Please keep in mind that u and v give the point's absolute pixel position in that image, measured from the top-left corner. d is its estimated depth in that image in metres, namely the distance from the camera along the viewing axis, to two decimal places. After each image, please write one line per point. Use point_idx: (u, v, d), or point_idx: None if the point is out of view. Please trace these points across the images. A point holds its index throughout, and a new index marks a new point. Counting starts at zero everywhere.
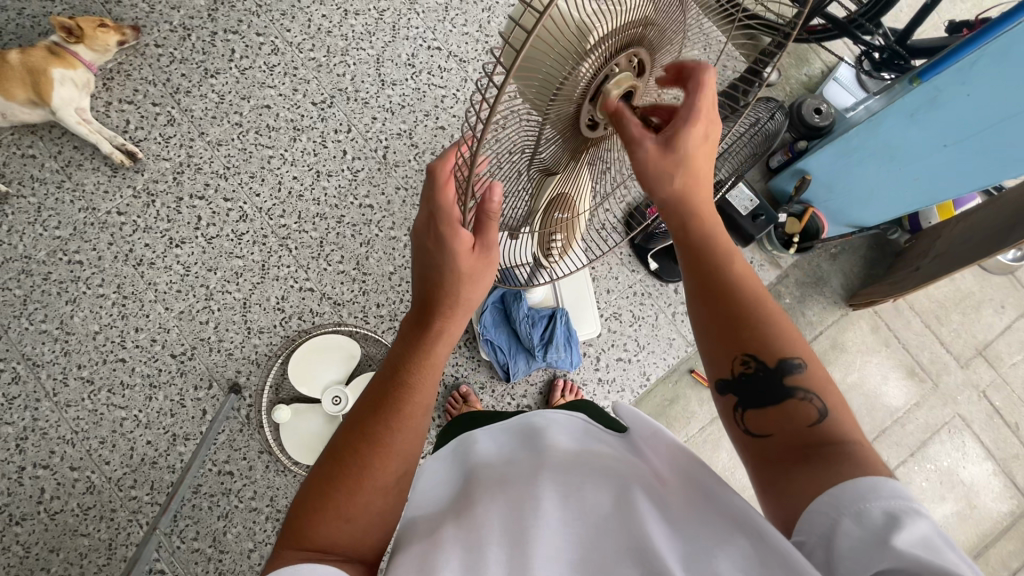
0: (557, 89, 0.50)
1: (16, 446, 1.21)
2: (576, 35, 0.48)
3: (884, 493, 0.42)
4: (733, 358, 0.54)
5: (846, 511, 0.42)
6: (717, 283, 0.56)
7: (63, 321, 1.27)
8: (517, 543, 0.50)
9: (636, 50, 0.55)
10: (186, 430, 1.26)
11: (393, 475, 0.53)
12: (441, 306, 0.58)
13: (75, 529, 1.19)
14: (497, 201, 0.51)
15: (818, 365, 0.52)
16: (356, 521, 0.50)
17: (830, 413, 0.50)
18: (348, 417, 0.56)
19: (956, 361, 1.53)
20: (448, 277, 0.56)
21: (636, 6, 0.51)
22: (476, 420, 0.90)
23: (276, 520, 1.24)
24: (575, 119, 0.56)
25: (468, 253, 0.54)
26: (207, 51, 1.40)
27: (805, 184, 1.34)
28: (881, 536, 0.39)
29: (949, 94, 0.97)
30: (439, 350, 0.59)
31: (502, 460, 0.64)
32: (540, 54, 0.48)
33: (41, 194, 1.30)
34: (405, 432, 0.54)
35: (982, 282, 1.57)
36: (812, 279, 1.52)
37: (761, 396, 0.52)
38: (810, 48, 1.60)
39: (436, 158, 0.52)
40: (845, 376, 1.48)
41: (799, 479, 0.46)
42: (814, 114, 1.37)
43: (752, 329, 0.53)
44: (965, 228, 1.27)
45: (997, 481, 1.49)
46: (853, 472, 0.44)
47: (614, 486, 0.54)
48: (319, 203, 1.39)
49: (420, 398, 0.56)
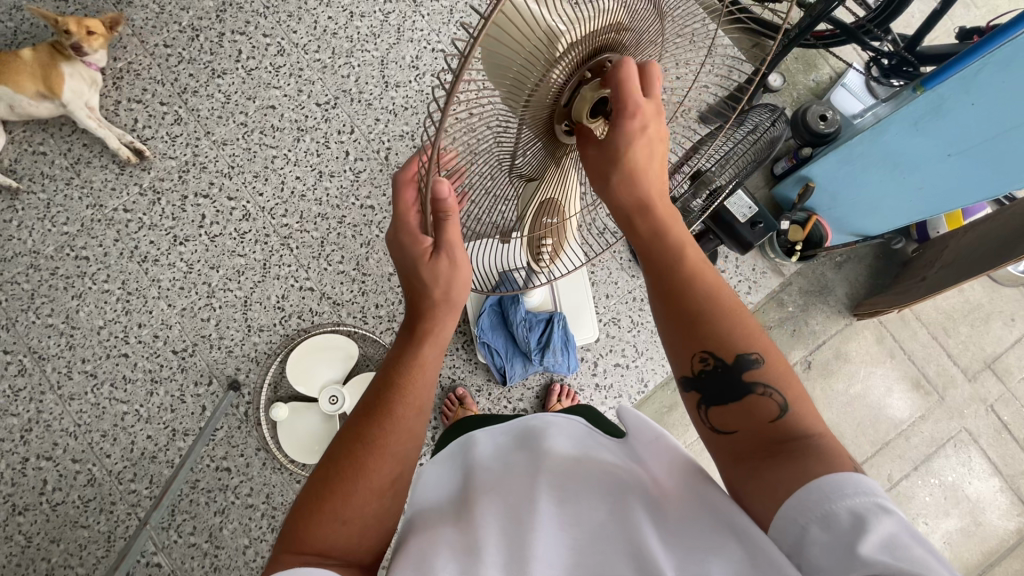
0: (528, 93, 0.51)
1: (21, 437, 1.23)
2: (546, 39, 0.49)
3: (847, 492, 0.43)
4: (693, 355, 0.54)
5: (812, 516, 0.43)
6: (676, 278, 0.55)
7: (69, 315, 1.29)
8: (516, 547, 0.49)
9: (609, 55, 0.54)
10: (186, 425, 1.28)
11: (388, 476, 0.53)
12: (425, 306, 0.57)
13: (76, 520, 1.21)
14: (443, 194, 0.46)
15: (776, 356, 0.53)
16: (351, 524, 0.50)
17: (790, 407, 0.50)
18: (346, 425, 0.56)
19: (963, 374, 1.50)
20: (424, 283, 0.55)
21: (608, 12, 0.52)
22: (466, 426, 0.89)
23: (271, 518, 1.25)
24: (549, 126, 0.57)
25: (426, 257, 0.54)
26: (215, 52, 1.41)
27: (809, 191, 1.31)
28: (848, 538, 0.40)
29: (951, 106, 0.96)
30: (430, 355, 0.58)
31: (499, 460, 0.62)
32: (508, 55, 0.49)
33: (51, 190, 1.32)
34: (397, 436, 0.54)
35: (992, 294, 1.54)
36: (816, 288, 1.49)
37: (722, 393, 0.53)
38: (818, 53, 1.58)
39: (400, 168, 0.54)
40: (848, 387, 1.46)
41: (768, 478, 0.47)
42: (820, 121, 1.35)
43: (706, 329, 0.53)
44: (973, 238, 1.24)
45: (1004, 497, 1.46)
46: (818, 469, 0.45)
47: (613, 491, 0.53)
48: (321, 203, 1.40)
49: (410, 398, 0.56)
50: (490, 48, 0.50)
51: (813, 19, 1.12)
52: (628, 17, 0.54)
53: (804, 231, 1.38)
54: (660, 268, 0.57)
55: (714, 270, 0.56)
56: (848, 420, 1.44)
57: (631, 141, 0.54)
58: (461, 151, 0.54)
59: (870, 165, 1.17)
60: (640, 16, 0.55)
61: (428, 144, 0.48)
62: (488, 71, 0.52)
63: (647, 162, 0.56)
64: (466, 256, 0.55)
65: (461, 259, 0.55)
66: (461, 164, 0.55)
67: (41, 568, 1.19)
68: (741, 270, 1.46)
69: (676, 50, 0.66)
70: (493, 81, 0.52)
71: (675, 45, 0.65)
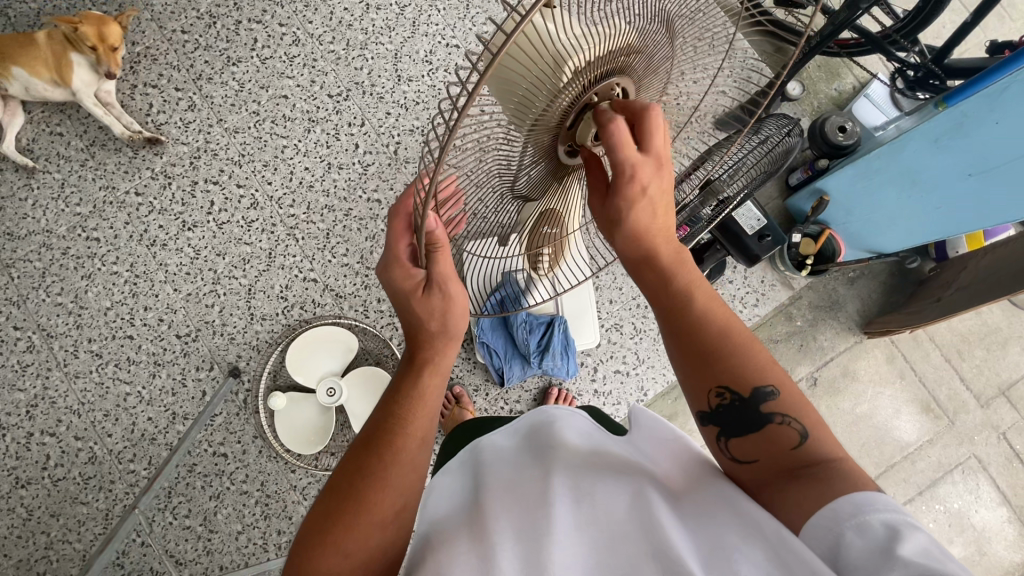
0: (532, 118, 0.50)
1: (27, 412, 1.26)
2: (552, 65, 0.48)
3: (877, 506, 0.42)
4: (708, 391, 0.53)
5: (847, 523, 0.42)
6: (692, 308, 0.54)
7: (77, 295, 1.31)
8: (532, 547, 0.49)
9: (618, 79, 0.53)
10: (186, 409, 1.30)
11: (391, 508, 0.52)
12: (428, 339, 0.57)
13: (75, 496, 1.23)
14: (433, 230, 0.49)
15: (791, 386, 0.52)
16: (354, 556, 0.50)
17: (810, 432, 0.50)
18: (345, 456, 0.56)
19: (976, 399, 1.45)
20: (420, 319, 0.56)
21: (620, 35, 0.51)
22: (470, 428, 0.90)
23: (265, 505, 1.26)
24: (552, 147, 0.56)
25: (417, 295, 0.55)
26: (231, 40, 1.42)
27: (822, 205, 1.27)
28: (885, 548, 0.39)
29: (973, 123, 0.94)
30: (431, 385, 0.57)
31: (511, 460, 0.61)
32: (517, 77, 0.48)
33: (65, 170, 1.34)
34: (400, 467, 0.53)
35: (1011, 318, 1.49)
36: (827, 303, 1.46)
37: (741, 425, 0.51)
38: (842, 62, 1.53)
39: (395, 200, 0.56)
40: (854, 406, 1.42)
41: (792, 496, 0.46)
42: (838, 132, 1.30)
43: (722, 364, 0.52)
44: (991, 262, 1.20)
45: (1012, 528, 1.41)
46: (844, 487, 0.44)
47: (629, 485, 0.51)
48: (328, 195, 1.40)
49: (412, 429, 0.55)
50: (500, 69, 0.48)
51: (835, 27, 1.08)
52: (643, 32, 0.53)
53: (817, 245, 1.34)
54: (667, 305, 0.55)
55: (706, 286, 0.55)
56: (852, 440, 1.41)
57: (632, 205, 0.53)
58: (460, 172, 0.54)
59: (887, 182, 1.15)
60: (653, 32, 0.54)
61: (423, 173, 0.48)
62: (496, 93, 0.52)
63: (654, 226, 0.54)
64: (461, 290, 0.56)
65: (456, 292, 0.55)
66: (461, 185, 0.55)
67: (40, 542, 1.21)
68: (749, 282, 1.43)
69: (694, 54, 0.64)
70: (498, 99, 0.52)
71: (693, 51, 0.62)
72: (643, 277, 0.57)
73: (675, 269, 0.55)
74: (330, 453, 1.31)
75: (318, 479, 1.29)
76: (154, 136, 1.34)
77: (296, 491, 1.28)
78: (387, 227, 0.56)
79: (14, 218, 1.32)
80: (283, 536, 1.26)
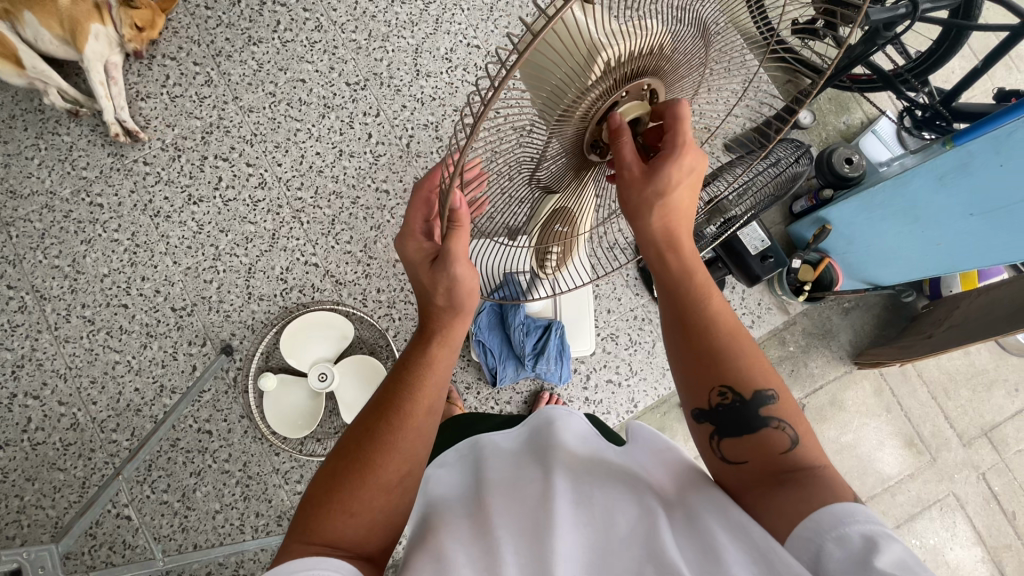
0: (561, 109, 0.51)
1: (12, 372, 1.24)
2: (587, 53, 0.48)
3: (858, 518, 0.43)
4: (710, 389, 0.54)
5: (828, 535, 0.42)
6: (690, 314, 0.56)
7: (75, 260, 1.30)
8: (530, 542, 0.48)
9: (649, 79, 0.54)
10: (174, 383, 1.28)
11: (397, 473, 0.53)
12: (442, 315, 0.59)
13: (54, 462, 1.22)
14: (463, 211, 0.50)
15: (786, 394, 0.54)
16: (360, 517, 0.51)
17: (800, 440, 0.51)
18: (354, 420, 0.57)
19: (959, 438, 1.47)
20: (428, 289, 0.59)
21: (653, 35, 0.51)
22: (463, 424, 0.90)
23: (246, 487, 1.25)
24: (579, 140, 0.56)
25: (426, 265, 0.59)
26: (254, 20, 1.43)
27: (824, 233, 1.31)
28: (863, 559, 0.40)
29: (977, 164, 0.97)
30: (440, 354, 0.59)
31: (512, 460, 0.61)
32: (550, 68, 0.49)
33: (75, 134, 1.33)
34: (408, 433, 0.54)
35: (997, 360, 1.52)
36: (820, 331, 1.48)
37: (736, 427, 0.52)
38: (852, 96, 1.56)
39: (422, 176, 0.61)
40: (839, 436, 1.43)
41: (782, 501, 0.47)
42: (845, 164, 1.33)
43: (724, 364, 0.54)
44: (984, 303, 1.23)
45: (984, 568, 1.43)
46: (829, 497, 0.45)
47: (626, 493, 0.52)
48: (337, 181, 1.40)
49: (422, 397, 0.56)
50: (533, 64, 0.50)
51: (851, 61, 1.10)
52: (673, 34, 0.53)
53: (815, 272, 1.36)
54: (682, 300, 0.57)
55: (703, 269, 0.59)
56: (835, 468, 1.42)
57: (672, 185, 0.56)
58: (485, 156, 0.55)
59: (889, 215, 1.17)
60: (683, 37, 0.55)
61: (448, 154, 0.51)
62: (528, 82, 0.52)
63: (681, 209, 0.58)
64: (469, 269, 0.57)
65: (463, 273, 0.57)
66: (484, 170, 0.57)
67: (13, 505, 1.19)
68: (746, 303, 1.44)
69: (718, 77, 0.67)
70: (531, 90, 0.52)
71: (713, 73, 0.64)
72: (665, 263, 0.59)
73: (689, 269, 0.58)
74: (316, 439, 1.30)
75: (301, 464, 1.28)
76: (134, 130, 1.32)
77: (278, 474, 1.27)
78: (414, 195, 0.61)
79: (18, 175, 1.31)
80: (260, 518, 1.24)
